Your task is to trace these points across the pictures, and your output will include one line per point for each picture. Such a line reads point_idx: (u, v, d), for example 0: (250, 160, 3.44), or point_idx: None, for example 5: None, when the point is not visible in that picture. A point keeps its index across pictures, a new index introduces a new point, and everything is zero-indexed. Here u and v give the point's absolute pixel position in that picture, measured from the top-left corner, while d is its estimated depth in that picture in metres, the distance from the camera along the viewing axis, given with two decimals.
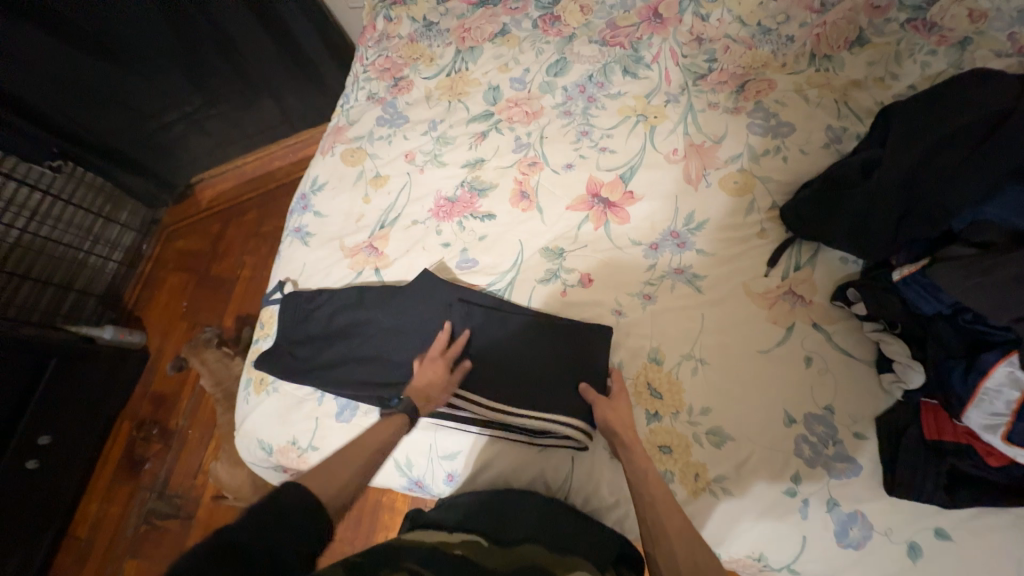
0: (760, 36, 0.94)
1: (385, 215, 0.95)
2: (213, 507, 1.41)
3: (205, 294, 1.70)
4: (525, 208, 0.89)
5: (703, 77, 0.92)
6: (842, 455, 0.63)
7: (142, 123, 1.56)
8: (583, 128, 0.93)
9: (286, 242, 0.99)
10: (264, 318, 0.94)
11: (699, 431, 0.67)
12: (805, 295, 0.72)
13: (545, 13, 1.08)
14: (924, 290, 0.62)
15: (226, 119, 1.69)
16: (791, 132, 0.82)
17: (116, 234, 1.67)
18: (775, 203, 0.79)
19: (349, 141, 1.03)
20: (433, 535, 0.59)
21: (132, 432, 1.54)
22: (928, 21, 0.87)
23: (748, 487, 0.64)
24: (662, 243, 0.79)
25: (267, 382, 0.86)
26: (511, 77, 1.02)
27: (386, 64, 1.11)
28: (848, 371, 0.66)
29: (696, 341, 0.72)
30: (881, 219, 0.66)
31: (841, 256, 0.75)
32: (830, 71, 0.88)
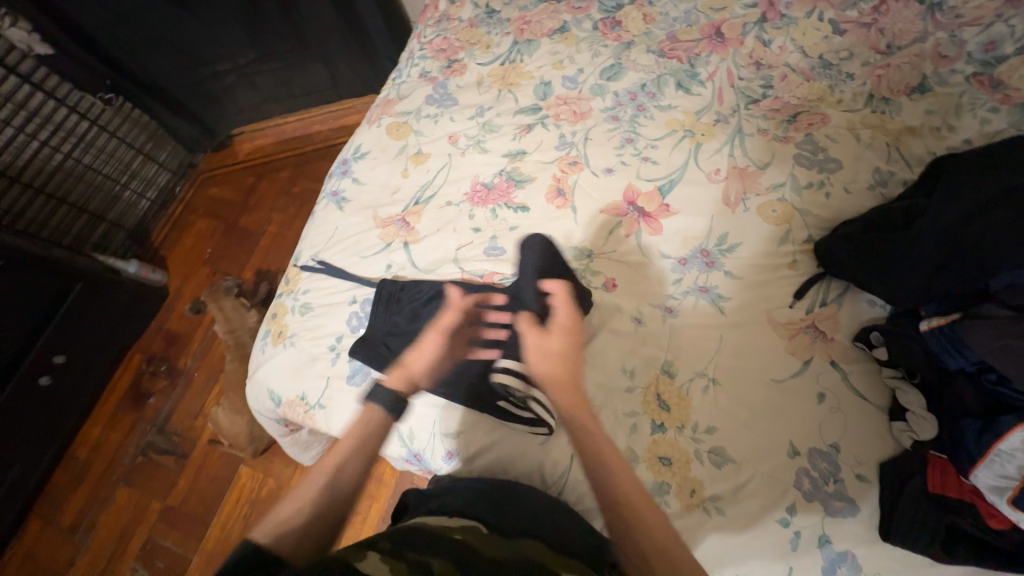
0: (819, 70, 0.93)
1: (421, 191, 0.97)
2: (207, 451, 1.44)
3: (230, 244, 1.73)
4: (559, 205, 0.90)
5: (756, 102, 0.92)
6: (841, 494, 0.63)
7: (195, 70, 1.63)
8: (629, 135, 0.93)
9: (322, 204, 1.01)
10: (290, 274, 0.96)
11: (700, 448, 0.68)
12: (827, 332, 0.72)
13: (607, 16, 1.08)
14: (950, 344, 0.61)
15: (274, 77, 1.72)
16: (837, 169, 0.81)
17: (153, 172, 1.72)
18: (810, 237, 0.79)
19: (396, 115, 1.05)
20: (438, 518, 0.61)
21: (142, 364, 1.59)
22: (995, 78, 0.86)
23: (741, 510, 0.64)
24: (691, 260, 0.80)
25: (285, 336, 0.89)
26: (564, 75, 1.03)
27: (442, 44, 1.13)
28: (859, 413, 0.66)
29: (710, 361, 0.72)
30: (916, 269, 0.66)
31: (869, 299, 0.74)
32: (887, 113, 0.87)
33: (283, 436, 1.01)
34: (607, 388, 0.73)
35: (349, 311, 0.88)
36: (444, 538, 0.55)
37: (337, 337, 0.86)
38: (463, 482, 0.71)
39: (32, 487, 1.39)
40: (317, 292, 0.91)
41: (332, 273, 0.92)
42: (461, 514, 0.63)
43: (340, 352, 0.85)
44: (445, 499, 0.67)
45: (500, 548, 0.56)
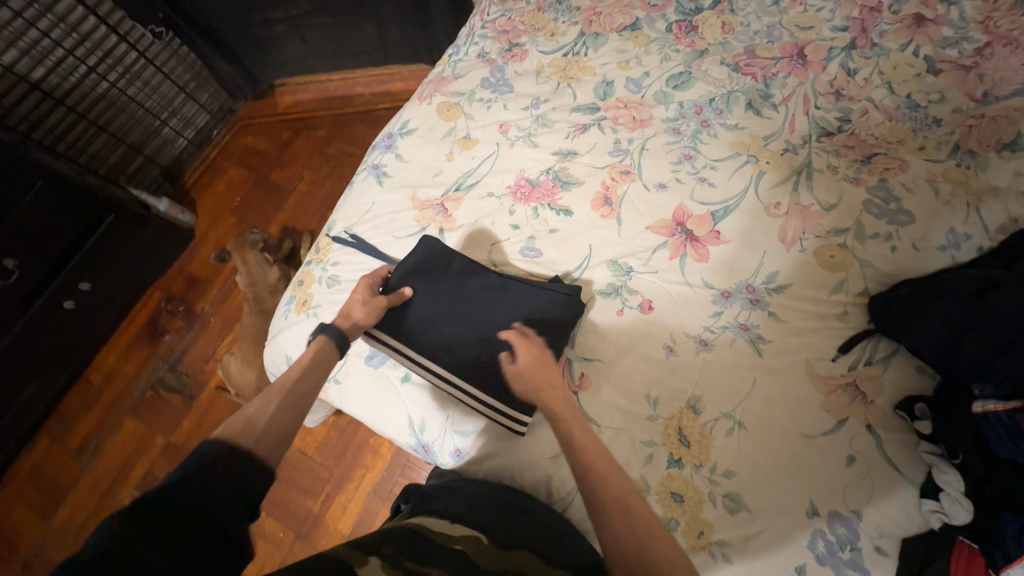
0: (904, 110, 0.87)
1: (464, 178, 0.94)
2: (214, 396, 1.47)
3: (260, 196, 1.73)
4: (604, 215, 0.86)
5: (829, 135, 0.86)
6: (855, 563, 0.61)
7: (247, 14, 1.56)
8: (688, 152, 0.88)
9: (361, 176, 0.99)
10: (321, 243, 0.95)
11: (716, 490, 0.66)
12: (868, 393, 0.68)
13: (683, 19, 1.02)
14: (1006, 433, 0.58)
15: (326, 33, 1.67)
16: (908, 222, 0.76)
17: (192, 112, 1.71)
18: (867, 290, 0.74)
19: (448, 94, 1.01)
20: (437, 522, 0.62)
21: (161, 302, 1.61)
22: None
23: (748, 561, 0.63)
24: (735, 294, 0.76)
25: (309, 306, 0.88)
26: (628, 76, 0.98)
27: (506, 26, 1.08)
28: (889, 484, 0.63)
29: (739, 403, 0.70)
30: (977, 345, 0.62)
31: (918, 365, 0.69)
32: (971, 168, 0.80)
33: None
34: (628, 414, 0.71)
35: None
36: (447, 550, 0.57)
37: None
38: (469, 483, 0.71)
39: (46, 404, 1.43)
40: (346, 266, 0.90)
41: (363, 248, 0.90)
42: (460, 518, 0.63)
43: None
44: (447, 502, 0.67)
45: (499, 563, 0.58)
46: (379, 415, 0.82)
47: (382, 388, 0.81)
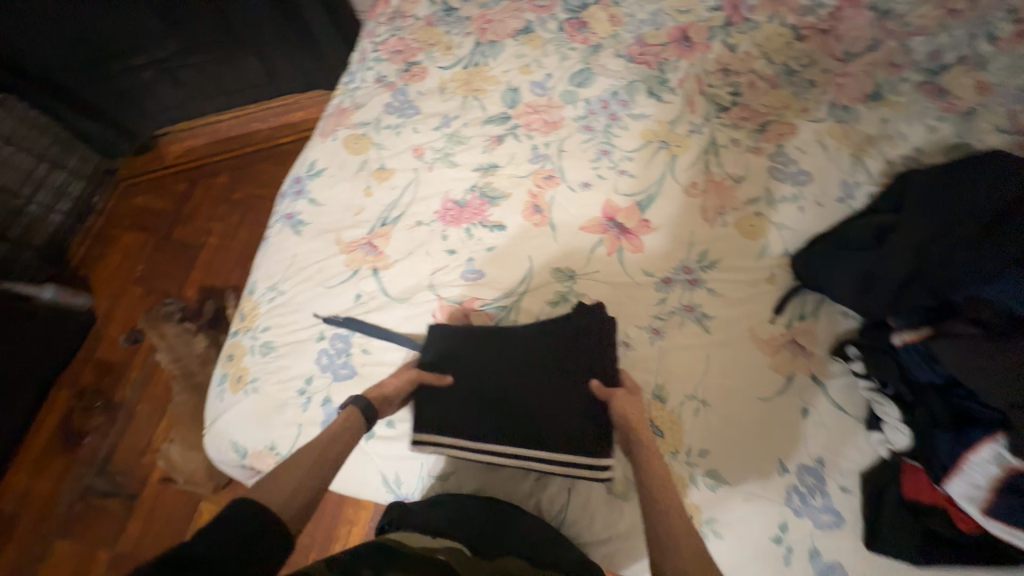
0: (784, 77, 0.94)
1: (388, 211, 0.89)
2: (159, 490, 1.30)
3: (165, 261, 1.55)
4: (537, 223, 0.86)
5: (725, 110, 0.91)
6: (828, 507, 0.65)
7: (106, 62, 1.43)
8: (603, 147, 0.90)
9: (275, 228, 0.91)
10: (245, 309, 0.87)
11: (696, 472, 0.68)
12: (807, 346, 0.74)
13: (572, 16, 1.03)
14: (922, 359, 0.65)
15: (202, 71, 1.53)
16: (808, 181, 0.83)
17: (63, 181, 1.49)
18: (787, 250, 0.79)
19: (353, 126, 0.96)
20: (415, 535, 0.59)
21: (70, 401, 1.41)
22: (940, 86, 0.90)
23: (736, 530, 0.66)
24: (674, 278, 0.79)
25: (246, 381, 0.80)
26: (532, 80, 0.98)
27: (398, 45, 1.04)
28: (840, 425, 0.69)
29: (700, 382, 0.72)
30: (885, 282, 0.68)
31: (842, 310, 0.76)
32: (847, 122, 0.89)
33: None
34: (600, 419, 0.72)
35: (317, 350, 0.80)
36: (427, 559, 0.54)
37: (306, 380, 0.79)
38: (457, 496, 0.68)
39: None
40: (278, 330, 0.82)
41: (294, 307, 0.84)
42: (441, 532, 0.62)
43: (311, 396, 0.78)
44: (433, 517, 0.65)
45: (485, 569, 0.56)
46: (346, 478, 0.76)
47: None
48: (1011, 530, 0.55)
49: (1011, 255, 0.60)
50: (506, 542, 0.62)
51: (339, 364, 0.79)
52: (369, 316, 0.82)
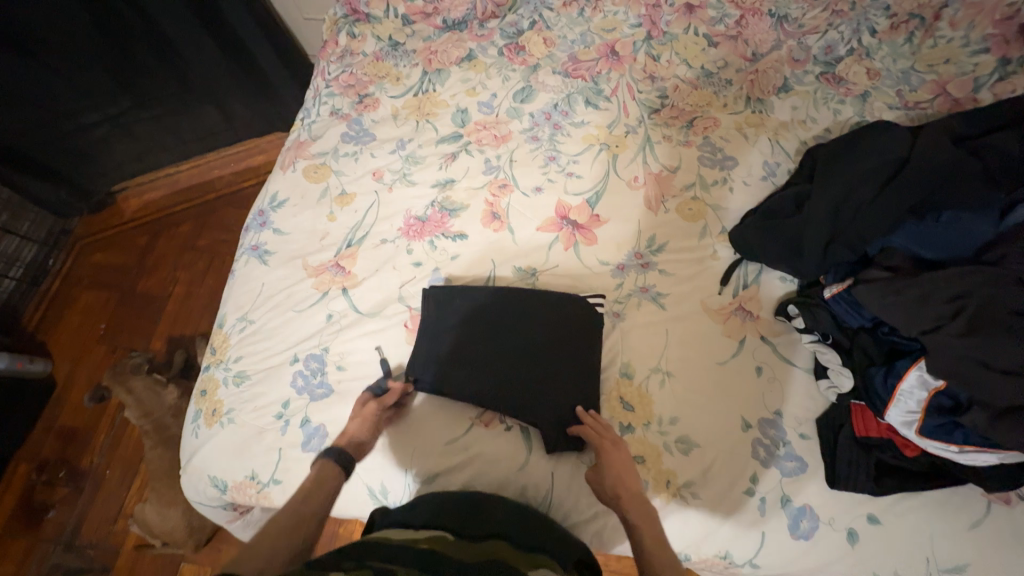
0: (703, 78, 1.04)
1: (352, 232, 0.93)
2: (137, 557, 1.24)
3: (129, 315, 1.52)
4: (496, 229, 0.91)
5: (656, 112, 1.01)
6: (791, 455, 0.70)
7: (56, 124, 1.40)
8: (551, 154, 0.97)
9: (241, 260, 0.93)
10: (215, 343, 0.87)
11: (668, 440, 0.72)
12: (753, 311, 0.80)
13: (510, 42, 1.12)
14: (848, 306, 0.72)
15: (159, 124, 1.55)
16: (734, 165, 0.92)
17: (13, 247, 1.45)
18: (725, 228, 0.87)
19: (312, 157, 1.00)
20: (399, 532, 0.60)
21: (31, 474, 1.33)
22: (837, 75, 1.03)
23: (713, 489, 0.69)
24: (628, 264, 0.85)
25: (221, 413, 0.80)
26: (479, 101, 1.05)
27: (350, 80, 1.10)
28: (792, 378, 0.75)
29: (662, 355, 0.77)
30: (811, 244, 0.76)
31: (780, 276, 0.83)
32: (763, 112, 0.99)
33: (232, 522, 0.90)
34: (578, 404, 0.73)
35: (291, 371, 0.81)
36: (411, 546, 0.55)
37: (282, 403, 0.79)
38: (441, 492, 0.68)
39: None
40: (251, 358, 0.83)
41: (265, 333, 0.85)
42: (425, 525, 0.63)
43: (289, 418, 0.78)
44: (414, 508, 0.66)
45: (472, 552, 0.57)
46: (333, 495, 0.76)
47: None
48: (948, 447, 0.61)
49: (908, 204, 0.70)
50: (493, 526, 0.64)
51: (315, 383, 0.80)
52: (341, 333, 0.84)
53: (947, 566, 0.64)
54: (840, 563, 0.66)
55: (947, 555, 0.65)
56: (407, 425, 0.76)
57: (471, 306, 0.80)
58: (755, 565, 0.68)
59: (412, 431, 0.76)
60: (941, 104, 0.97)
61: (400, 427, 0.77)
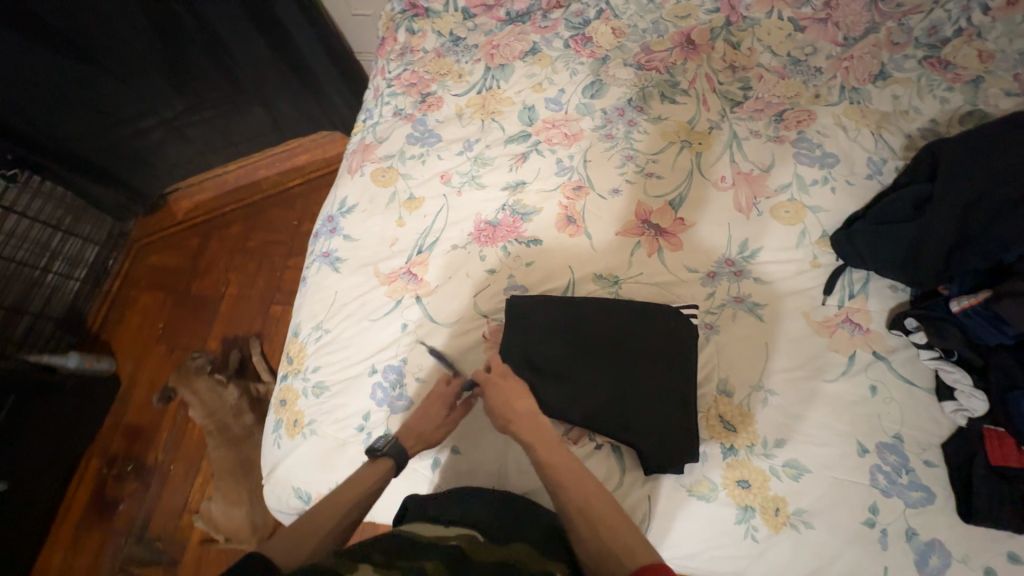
0: (791, 67, 0.97)
1: (422, 238, 0.90)
2: (201, 553, 1.27)
3: (185, 315, 1.55)
4: (572, 233, 0.87)
5: (740, 105, 0.94)
6: (916, 484, 0.64)
7: (113, 128, 1.41)
8: (627, 153, 0.92)
9: (313, 267, 0.92)
10: (291, 352, 0.86)
11: (775, 464, 0.67)
12: (863, 324, 0.74)
13: (576, 33, 1.06)
14: (986, 321, 0.65)
15: (209, 127, 1.55)
16: (836, 163, 0.84)
17: (76, 249, 1.49)
18: (825, 232, 0.80)
19: (378, 160, 0.98)
20: (432, 527, 0.59)
21: (102, 469, 1.38)
22: (943, 59, 0.94)
23: (829, 519, 0.64)
24: (719, 271, 0.80)
25: (302, 425, 0.79)
26: (546, 97, 1.00)
27: (412, 78, 1.06)
28: (912, 399, 0.68)
29: (763, 371, 0.72)
30: (932, 251, 0.70)
31: (890, 285, 0.76)
32: (860, 102, 0.91)
33: None
34: (680, 425, 0.68)
35: (370, 384, 0.80)
36: (438, 546, 0.53)
37: (363, 416, 0.78)
38: None
39: None
40: (329, 369, 0.82)
41: (341, 344, 0.83)
42: (456, 519, 0.61)
43: (370, 431, 0.77)
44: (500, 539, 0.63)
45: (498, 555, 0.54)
46: None
47: (413, 484, 0.75)
48: None
49: None
50: (514, 532, 0.60)
51: (394, 395, 0.78)
52: (418, 344, 0.81)
53: None
54: None
55: None
56: (488, 444, 0.74)
57: (559, 317, 0.76)
58: None
59: (497, 449, 0.74)
60: None
61: (481, 445, 0.74)
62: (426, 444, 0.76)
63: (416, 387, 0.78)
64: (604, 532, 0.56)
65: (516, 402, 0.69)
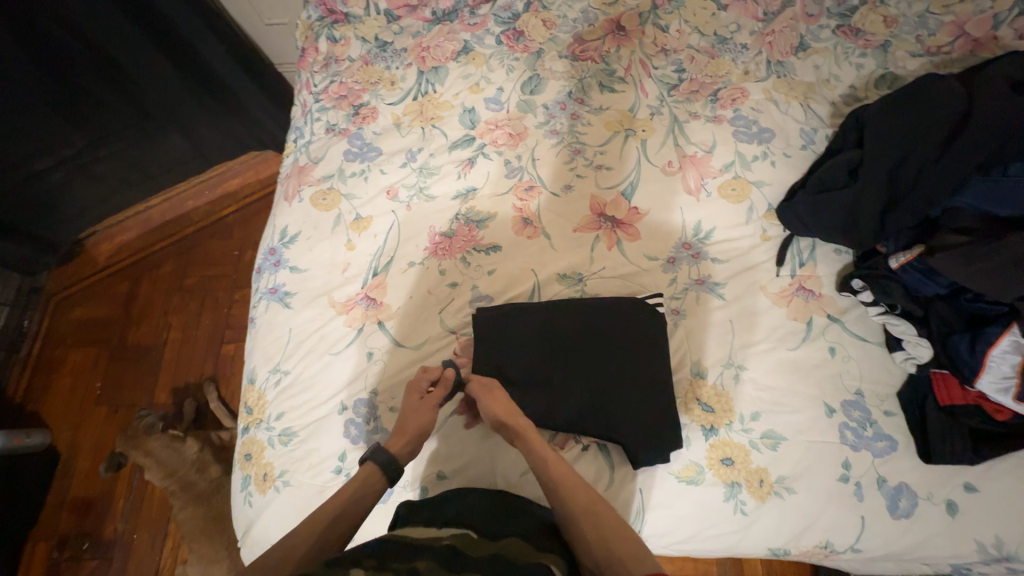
0: (718, 46, 0.99)
1: (376, 260, 0.86)
2: None
3: (124, 370, 1.40)
4: (531, 235, 0.85)
5: (676, 88, 0.95)
6: (880, 434, 0.68)
7: (5, 175, 1.18)
8: (575, 147, 0.91)
9: (260, 306, 0.85)
10: (250, 401, 0.80)
11: (754, 437, 0.69)
12: (815, 289, 0.77)
13: (507, 28, 1.04)
14: (923, 274, 0.70)
15: (119, 161, 1.36)
16: (772, 137, 0.87)
17: None
18: (771, 206, 0.83)
19: (317, 182, 0.91)
20: (424, 531, 0.58)
21: (52, 553, 1.22)
22: (854, 26, 0.98)
23: (808, 481, 0.67)
24: (678, 256, 0.81)
25: (274, 477, 0.74)
26: (485, 97, 0.97)
27: (341, 91, 1.00)
28: (866, 354, 0.73)
29: (731, 349, 0.74)
30: (869, 213, 0.73)
31: (834, 249, 0.80)
32: (786, 75, 0.95)
33: None
34: (663, 416, 0.69)
35: (341, 422, 0.75)
36: (433, 547, 0.53)
37: (338, 457, 0.73)
38: None
39: None
40: (294, 413, 0.76)
41: (304, 385, 0.78)
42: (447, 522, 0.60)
43: (349, 472, 0.73)
44: None
45: (491, 549, 0.54)
46: None
47: None
48: None
49: (977, 160, 0.68)
50: (506, 525, 0.60)
51: (370, 430, 0.74)
52: (387, 372, 0.77)
53: None
54: (943, 536, 0.66)
55: None
56: (476, 463, 0.72)
57: (529, 324, 0.75)
58: (856, 549, 0.67)
59: (486, 466, 0.72)
60: (963, 46, 0.93)
61: (469, 465, 0.72)
62: (410, 474, 0.72)
63: (391, 416, 0.75)
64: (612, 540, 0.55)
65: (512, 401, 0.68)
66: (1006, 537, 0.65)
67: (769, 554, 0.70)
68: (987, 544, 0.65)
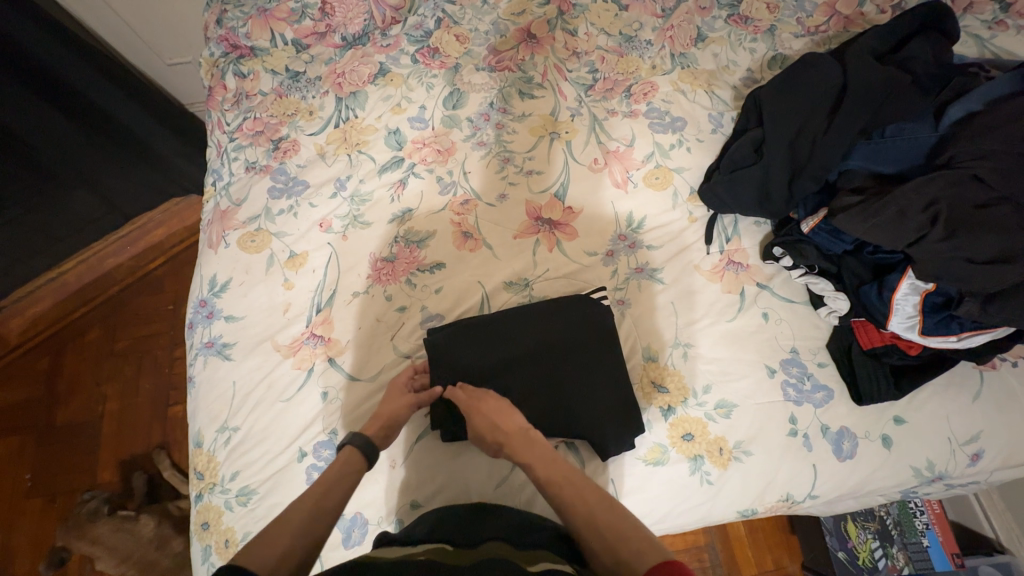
0: (625, 44, 1.03)
1: (318, 295, 0.83)
2: None
3: (59, 454, 1.26)
4: (473, 248, 0.85)
5: (592, 88, 0.99)
6: (818, 386, 0.74)
7: None
8: (504, 156, 0.92)
9: (197, 363, 0.80)
10: (198, 466, 0.75)
11: (708, 408, 0.73)
12: (743, 261, 0.83)
13: (421, 46, 1.04)
14: (829, 234, 0.76)
15: (20, 227, 1.24)
16: (684, 125, 0.93)
17: None
18: (693, 189, 0.88)
19: (242, 225, 0.87)
20: (397, 549, 0.56)
21: None
22: (743, 15, 1.06)
23: (762, 441, 0.72)
24: (616, 248, 0.84)
25: (237, 542, 0.69)
26: (409, 117, 0.97)
27: (256, 127, 0.96)
28: (796, 315, 0.78)
29: (677, 329, 0.78)
30: (777, 185, 0.79)
31: (754, 220, 0.86)
32: (690, 65, 1.01)
33: None
34: (624, 404, 0.71)
35: (303, 470, 0.72)
36: (407, 562, 0.52)
37: None
38: None
39: None
40: (250, 470, 0.72)
41: (257, 438, 0.74)
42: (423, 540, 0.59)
43: None
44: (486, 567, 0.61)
45: (469, 556, 0.54)
46: None
47: None
48: (948, 338, 0.68)
49: (858, 128, 0.75)
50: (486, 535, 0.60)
51: None
52: (345, 408, 0.75)
53: (965, 438, 0.72)
54: (884, 467, 0.72)
55: (963, 429, 0.72)
56: (451, 484, 0.71)
57: (483, 333, 0.75)
58: (814, 496, 0.72)
59: (460, 487, 0.71)
60: (836, 24, 1.03)
61: (443, 488, 0.71)
62: (384, 508, 0.70)
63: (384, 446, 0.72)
64: (619, 546, 0.52)
65: (505, 413, 0.68)
66: (935, 458, 0.72)
67: (740, 516, 0.73)
68: (921, 468, 0.72)
